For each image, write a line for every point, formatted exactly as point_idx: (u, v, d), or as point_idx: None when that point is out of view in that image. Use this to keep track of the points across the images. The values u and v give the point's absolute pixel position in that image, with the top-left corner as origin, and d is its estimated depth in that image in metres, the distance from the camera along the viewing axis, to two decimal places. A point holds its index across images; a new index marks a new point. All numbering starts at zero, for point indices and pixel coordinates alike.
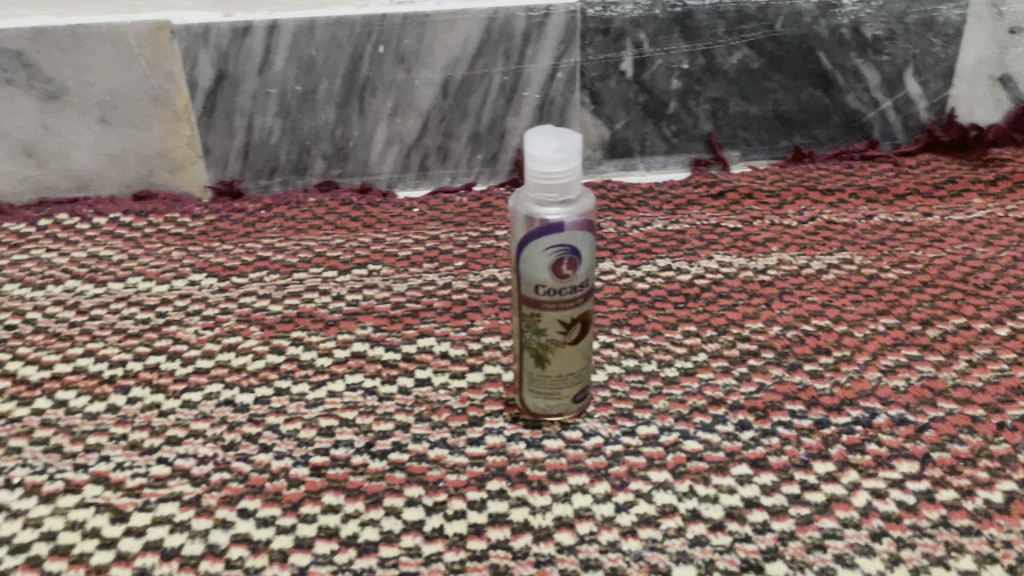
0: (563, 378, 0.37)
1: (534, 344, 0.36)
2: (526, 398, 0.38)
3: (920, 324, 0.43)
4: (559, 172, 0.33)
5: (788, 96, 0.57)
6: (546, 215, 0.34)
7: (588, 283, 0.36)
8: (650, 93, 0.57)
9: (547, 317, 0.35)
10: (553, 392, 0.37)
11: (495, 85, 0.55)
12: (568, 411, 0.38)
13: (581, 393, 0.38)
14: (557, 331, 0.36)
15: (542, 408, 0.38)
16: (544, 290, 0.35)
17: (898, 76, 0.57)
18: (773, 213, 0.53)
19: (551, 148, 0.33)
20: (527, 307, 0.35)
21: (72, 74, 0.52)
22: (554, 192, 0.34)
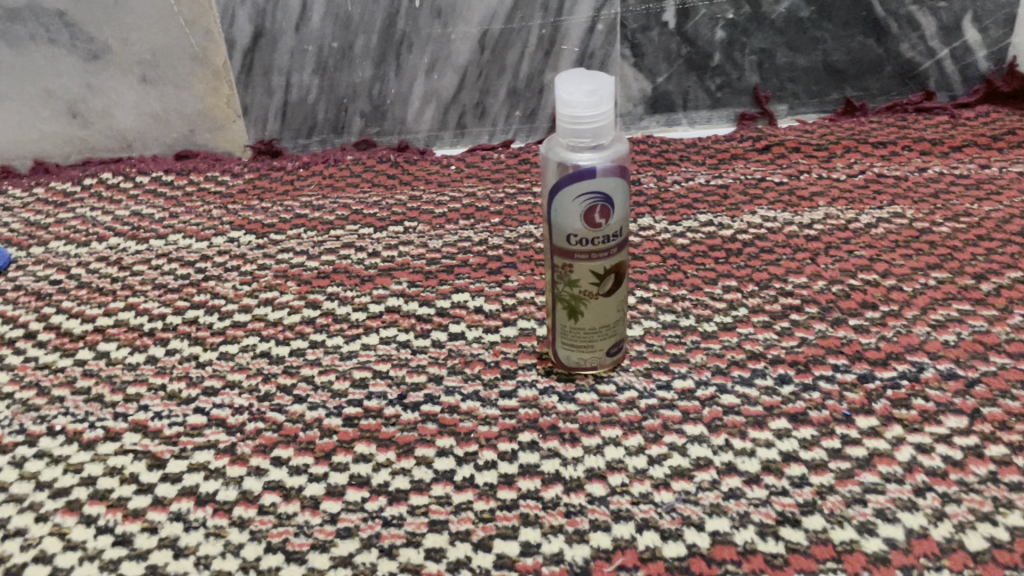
0: (597, 331, 0.36)
1: (567, 297, 0.35)
2: (559, 350, 0.37)
3: (973, 278, 0.41)
4: (591, 118, 0.32)
5: (839, 45, 0.55)
6: (578, 161, 0.33)
7: (623, 233, 0.35)
8: (693, 44, 0.55)
9: (579, 267, 0.35)
10: (587, 345, 0.37)
11: (533, 38, 0.54)
12: (603, 364, 0.37)
13: (615, 345, 0.37)
14: (590, 283, 0.35)
15: (576, 361, 0.37)
16: (576, 240, 0.34)
17: (956, 23, 0.54)
18: (820, 167, 0.51)
19: (583, 91, 0.32)
20: (559, 258, 0.35)
21: (113, 34, 0.52)
22: (588, 138, 0.33)
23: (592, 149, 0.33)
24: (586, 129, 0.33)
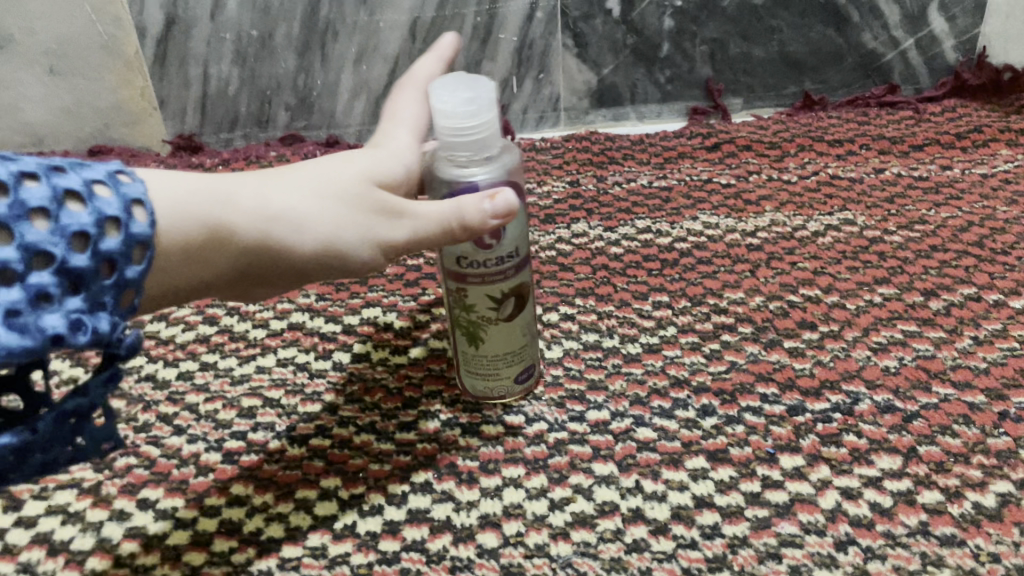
0: (504, 357, 0.33)
1: (465, 323, 0.32)
2: (465, 378, 0.34)
3: (922, 295, 0.38)
4: (470, 129, 0.28)
5: (796, 35, 0.51)
6: (464, 177, 0.29)
7: (521, 251, 0.31)
8: (640, 34, 0.51)
9: (474, 292, 0.31)
10: (494, 373, 0.33)
11: (468, 27, 0.50)
12: (514, 390, 0.34)
13: (525, 372, 0.34)
14: (488, 308, 0.32)
15: (482, 390, 0.34)
16: (465, 262, 0.31)
17: (922, 11, 0.51)
18: (772, 167, 0.48)
19: (454, 99, 0.28)
20: (452, 282, 0.31)
21: (15, 23, 0.48)
22: (475, 149, 0.29)
23: (482, 162, 0.29)
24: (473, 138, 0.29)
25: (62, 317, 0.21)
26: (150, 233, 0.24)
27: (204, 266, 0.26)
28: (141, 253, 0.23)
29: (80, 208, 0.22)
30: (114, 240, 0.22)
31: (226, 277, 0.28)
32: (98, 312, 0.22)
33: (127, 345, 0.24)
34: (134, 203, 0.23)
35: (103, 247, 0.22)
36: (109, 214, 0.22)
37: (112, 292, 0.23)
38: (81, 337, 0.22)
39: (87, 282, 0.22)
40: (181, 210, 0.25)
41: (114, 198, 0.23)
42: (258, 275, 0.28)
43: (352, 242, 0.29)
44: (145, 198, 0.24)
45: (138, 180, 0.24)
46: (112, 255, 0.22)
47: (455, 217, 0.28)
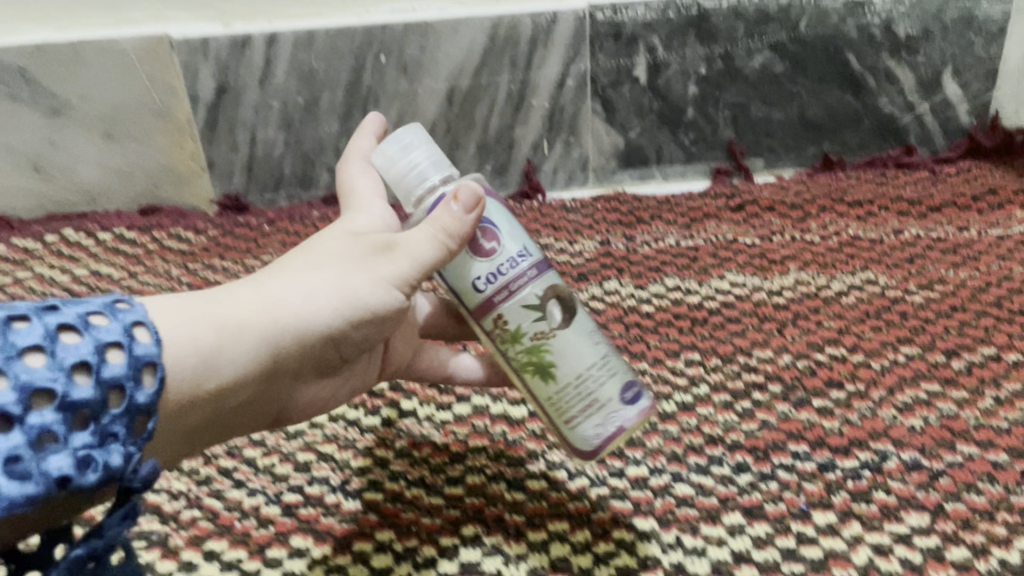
0: (589, 376, 0.30)
1: (524, 361, 0.31)
2: (571, 437, 0.31)
3: (944, 354, 0.40)
4: (417, 155, 0.31)
5: (815, 100, 0.54)
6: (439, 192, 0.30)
7: (530, 249, 0.31)
8: (665, 99, 0.54)
9: (511, 310, 0.30)
10: (594, 401, 0.30)
11: (502, 93, 0.54)
12: (635, 418, 0.31)
13: (629, 391, 0.31)
14: (532, 322, 0.30)
15: (595, 434, 0.31)
16: (484, 282, 0.30)
17: (936, 77, 0.53)
18: (794, 227, 0.50)
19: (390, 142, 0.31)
20: (487, 321, 0.30)
21: (75, 90, 0.52)
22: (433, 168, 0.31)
23: (444, 175, 0.31)
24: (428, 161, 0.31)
25: (68, 458, 0.21)
26: (155, 353, 0.24)
27: (233, 377, 0.27)
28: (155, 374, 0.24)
29: (78, 339, 0.23)
30: (118, 367, 0.23)
31: (263, 381, 0.28)
32: (110, 444, 0.23)
33: (143, 478, 0.23)
34: (136, 327, 0.24)
35: (106, 376, 0.23)
36: (113, 339, 0.23)
37: (122, 420, 0.23)
38: (91, 475, 0.22)
39: (95, 414, 0.22)
40: (195, 340, 0.25)
41: (114, 326, 0.23)
42: (285, 365, 0.28)
43: (371, 298, 0.29)
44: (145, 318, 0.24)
45: (136, 306, 0.24)
46: (118, 381, 0.23)
47: (437, 231, 0.29)
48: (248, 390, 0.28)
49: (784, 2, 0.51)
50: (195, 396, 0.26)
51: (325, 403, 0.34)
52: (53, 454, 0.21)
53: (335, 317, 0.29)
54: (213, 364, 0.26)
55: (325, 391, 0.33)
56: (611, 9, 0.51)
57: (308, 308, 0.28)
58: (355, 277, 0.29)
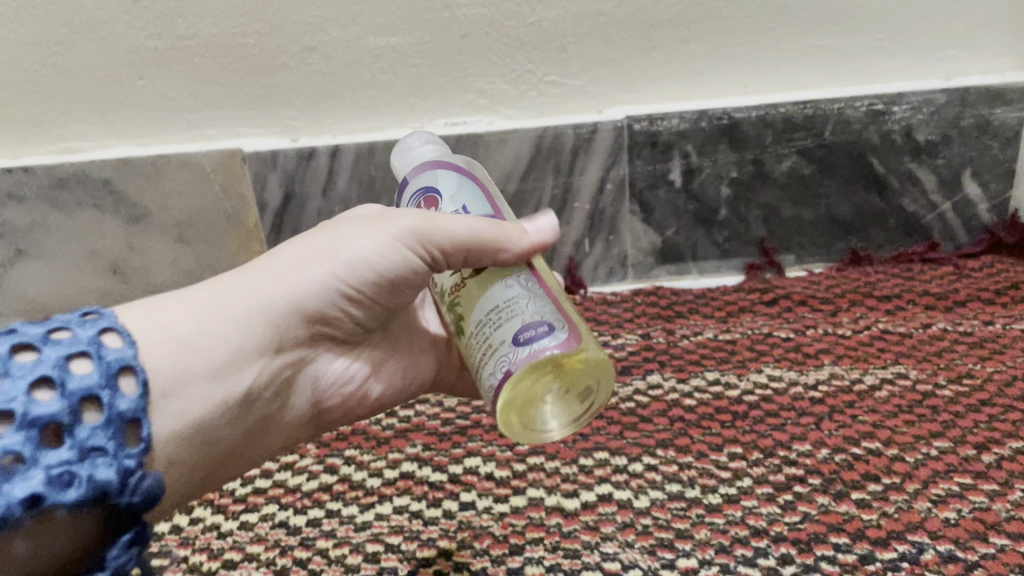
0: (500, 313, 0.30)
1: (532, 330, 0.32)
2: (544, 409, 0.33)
3: (975, 448, 0.42)
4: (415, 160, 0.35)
5: (842, 200, 0.57)
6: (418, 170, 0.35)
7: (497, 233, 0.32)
8: (699, 201, 0.58)
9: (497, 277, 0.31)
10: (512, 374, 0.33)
11: (546, 197, 0.58)
12: (525, 362, 0.29)
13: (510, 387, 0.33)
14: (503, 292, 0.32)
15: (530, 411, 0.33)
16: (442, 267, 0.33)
17: (956, 178, 0.56)
18: (826, 321, 0.53)
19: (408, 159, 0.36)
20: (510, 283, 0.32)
21: (153, 200, 0.58)
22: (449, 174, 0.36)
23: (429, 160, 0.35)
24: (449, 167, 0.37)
25: (39, 475, 0.24)
26: (116, 355, 0.27)
27: (211, 356, 0.30)
28: (127, 382, 0.27)
29: (36, 356, 0.26)
30: (85, 380, 0.26)
31: (249, 361, 0.32)
32: (91, 458, 0.25)
33: (136, 489, 0.26)
34: (101, 336, 0.27)
35: (72, 389, 0.26)
36: (77, 358, 0.26)
37: (101, 426, 0.25)
38: (72, 490, 0.24)
39: (69, 427, 0.25)
40: (167, 330, 0.30)
41: (76, 339, 0.27)
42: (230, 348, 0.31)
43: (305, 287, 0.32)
44: (112, 321, 0.28)
45: (104, 311, 0.29)
46: (88, 389, 0.26)
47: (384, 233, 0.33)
48: (235, 373, 0.31)
49: (810, 112, 0.54)
50: (184, 375, 0.29)
51: (330, 401, 0.37)
52: (25, 474, 0.24)
53: (288, 289, 0.33)
54: (186, 343, 0.30)
55: (326, 388, 0.36)
56: (647, 120, 0.55)
57: (262, 289, 0.32)
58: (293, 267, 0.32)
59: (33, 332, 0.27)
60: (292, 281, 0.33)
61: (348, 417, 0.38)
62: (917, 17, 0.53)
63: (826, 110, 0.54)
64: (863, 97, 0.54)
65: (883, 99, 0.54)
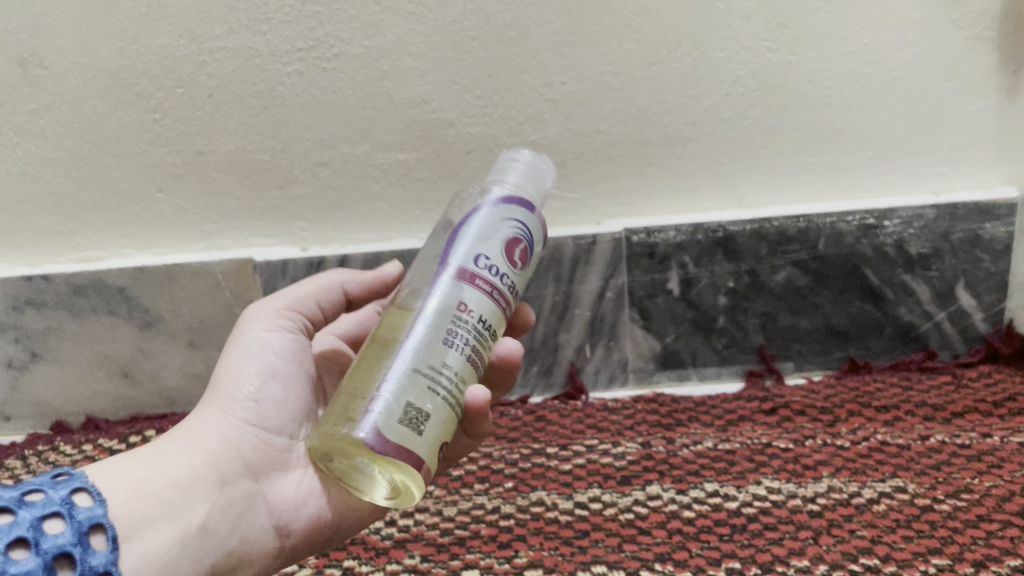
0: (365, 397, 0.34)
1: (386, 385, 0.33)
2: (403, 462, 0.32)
3: (973, 566, 0.41)
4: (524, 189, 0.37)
5: (838, 310, 0.58)
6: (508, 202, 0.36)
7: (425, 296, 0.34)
8: (697, 308, 0.59)
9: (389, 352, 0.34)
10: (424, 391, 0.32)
11: (547, 304, 0.59)
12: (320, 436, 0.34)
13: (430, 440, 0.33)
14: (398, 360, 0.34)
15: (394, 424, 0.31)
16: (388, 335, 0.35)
17: (950, 289, 0.57)
18: (825, 431, 0.53)
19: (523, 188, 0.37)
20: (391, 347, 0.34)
21: (167, 306, 0.60)
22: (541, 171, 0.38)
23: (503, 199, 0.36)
24: (520, 172, 0.37)
25: None
26: (83, 513, 0.31)
27: (165, 495, 0.34)
28: (97, 540, 0.30)
29: (13, 519, 0.29)
30: (59, 540, 0.29)
31: (200, 495, 0.35)
32: None
33: None
34: (71, 497, 0.31)
35: (47, 548, 0.29)
36: (50, 519, 0.30)
37: None
38: None
39: None
40: (119, 483, 0.33)
41: (46, 503, 0.30)
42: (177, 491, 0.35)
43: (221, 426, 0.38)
44: (82, 483, 0.32)
45: (73, 473, 0.32)
46: (63, 547, 0.29)
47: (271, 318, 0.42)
48: (189, 506, 0.35)
49: (803, 225, 0.56)
50: (143, 518, 0.33)
51: (295, 530, 0.39)
52: None
53: (213, 430, 0.38)
54: (142, 489, 0.34)
55: (285, 515, 0.38)
56: (645, 232, 0.57)
57: (189, 438, 0.37)
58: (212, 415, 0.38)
59: (9, 496, 0.30)
60: (211, 426, 0.38)
61: (316, 545, 0.40)
62: (903, 138, 0.55)
63: (819, 224, 0.56)
64: (855, 211, 0.56)
65: (874, 213, 0.56)
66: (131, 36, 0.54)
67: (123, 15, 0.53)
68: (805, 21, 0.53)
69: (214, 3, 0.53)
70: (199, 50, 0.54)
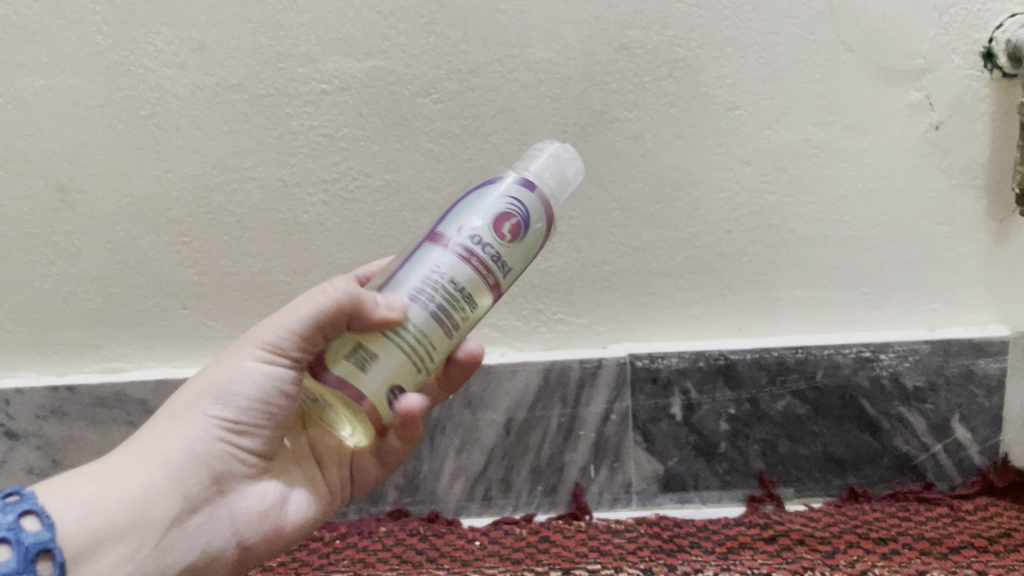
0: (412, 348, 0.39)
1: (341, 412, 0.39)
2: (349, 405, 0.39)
3: None
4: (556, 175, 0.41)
5: (836, 438, 0.60)
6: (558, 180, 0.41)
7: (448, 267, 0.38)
8: (700, 433, 0.60)
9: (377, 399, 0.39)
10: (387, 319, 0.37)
11: (553, 425, 0.61)
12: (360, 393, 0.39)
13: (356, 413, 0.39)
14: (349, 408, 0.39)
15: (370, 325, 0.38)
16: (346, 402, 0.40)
17: (945, 422, 0.59)
18: (824, 562, 0.54)
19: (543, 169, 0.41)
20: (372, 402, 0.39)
21: None
22: (570, 164, 0.41)
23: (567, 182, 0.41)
24: (546, 159, 0.40)
25: None
26: (36, 537, 0.32)
27: (122, 515, 0.35)
28: (45, 565, 0.32)
29: None
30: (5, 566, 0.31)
31: (158, 513, 0.36)
32: None
33: None
34: (22, 520, 0.32)
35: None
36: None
37: None
38: None
39: None
40: (70, 502, 0.35)
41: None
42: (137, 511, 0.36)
43: (189, 437, 0.39)
44: (34, 505, 0.33)
45: (24, 495, 0.34)
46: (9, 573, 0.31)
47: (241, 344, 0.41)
48: (146, 524, 0.36)
49: (801, 356, 0.58)
50: (93, 540, 0.34)
51: (254, 540, 0.41)
52: None
53: (179, 442, 0.38)
54: (94, 506, 0.35)
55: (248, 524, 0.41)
56: (649, 357, 0.59)
57: (154, 451, 0.38)
58: (179, 424, 0.39)
59: None
60: (178, 438, 0.38)
61: (274, 554, 0.42)
62: (896, 275, 0.58)
63: (817, 356, 0.58)
64: (851, 345, 0.58)
65: (870, 346, 0.58)
66: (167, 165, 0.57)
67: (161, 146, 0.57)
68: (801, 166, 0.56)
69: (247, 137, 0.57)
70: (230, 179, 0.58)
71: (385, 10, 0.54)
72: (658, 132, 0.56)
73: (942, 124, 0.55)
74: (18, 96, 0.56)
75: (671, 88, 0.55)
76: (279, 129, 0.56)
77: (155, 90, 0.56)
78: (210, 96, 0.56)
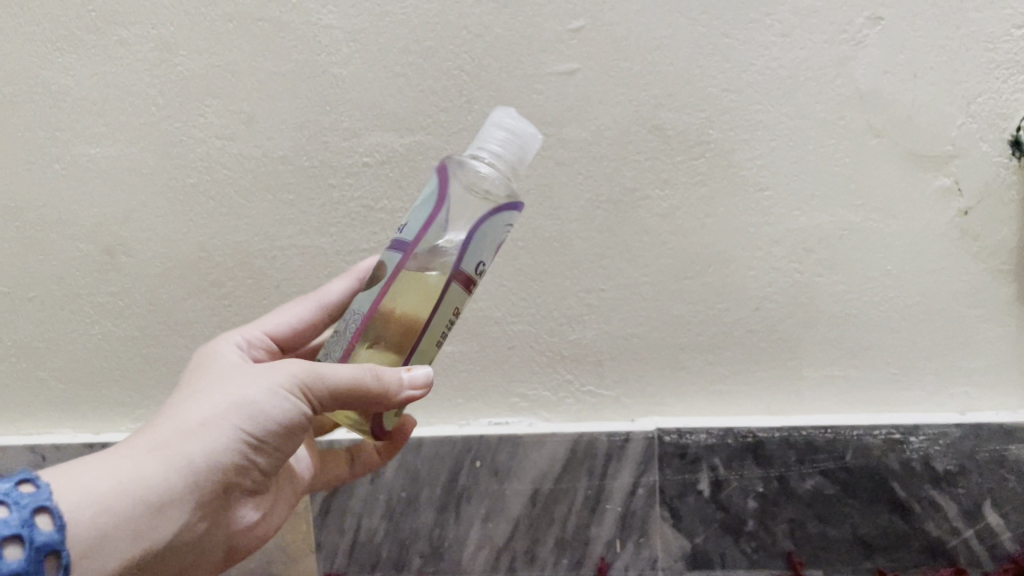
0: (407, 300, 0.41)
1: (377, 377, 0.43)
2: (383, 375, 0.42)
3: None
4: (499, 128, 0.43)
5: (866, 520, 0.59)
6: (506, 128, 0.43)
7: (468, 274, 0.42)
8: (727, 510, 0.60)
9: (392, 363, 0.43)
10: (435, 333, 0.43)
11: (579, 497, 0.61)
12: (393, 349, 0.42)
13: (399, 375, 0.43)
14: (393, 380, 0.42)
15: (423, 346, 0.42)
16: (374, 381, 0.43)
17: (977, 507, 0.58)
18: None
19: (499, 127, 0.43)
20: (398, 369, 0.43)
21: None
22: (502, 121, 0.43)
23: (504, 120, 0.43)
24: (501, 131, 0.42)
25: None
26: (48, 538, 0.35)
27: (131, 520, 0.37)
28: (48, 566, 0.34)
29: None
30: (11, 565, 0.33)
31: (164, 516, 0.39)
32: None
33: None
34: (35, 516, 0.35)
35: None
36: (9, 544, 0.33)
37: None
38: None
39: None
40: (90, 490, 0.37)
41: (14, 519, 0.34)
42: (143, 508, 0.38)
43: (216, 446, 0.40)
44: (48, 502, 0.35)
45: (41, 491, 0.36)
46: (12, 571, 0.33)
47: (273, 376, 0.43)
48: (148, 528, 0.38)
49: (831, 436, 0.58)
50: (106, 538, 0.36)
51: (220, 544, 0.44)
52: None
53: (203, 448, 0.39)
54: (108, 499, 0.37)
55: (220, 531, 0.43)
56: (677, 432, 0.59)
57: (179, 447, 0.39)
58: (212, 429, 0.40)
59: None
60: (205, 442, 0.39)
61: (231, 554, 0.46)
62: (925, 357, 0.59)
63: (846, 436, 0.58)
64: (882, 426, 0.58)
65: (900, 428, 0.58)
66: (211, 231, 0.59)
67: (207, 213, 0.59)
68: (831, 246, 0.57)
69: (290, 206, 0.59)
70: (271, 246, 0.59)
71: (426, 89, 0.56)
72: (688, 210, 0.57)
73: (971, 210, 0.56)
74: (76, 162, 0.59)
75: (702, 168, 0.56)
76: (320, 199, 0.58)
77: (204, 159, 0.58)
78: (256, 166, 0.58)
